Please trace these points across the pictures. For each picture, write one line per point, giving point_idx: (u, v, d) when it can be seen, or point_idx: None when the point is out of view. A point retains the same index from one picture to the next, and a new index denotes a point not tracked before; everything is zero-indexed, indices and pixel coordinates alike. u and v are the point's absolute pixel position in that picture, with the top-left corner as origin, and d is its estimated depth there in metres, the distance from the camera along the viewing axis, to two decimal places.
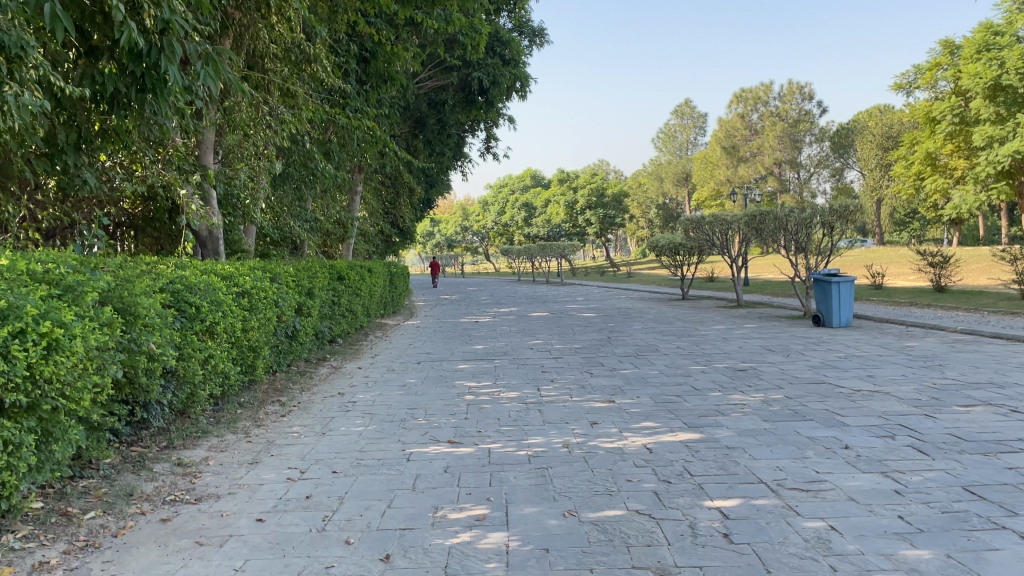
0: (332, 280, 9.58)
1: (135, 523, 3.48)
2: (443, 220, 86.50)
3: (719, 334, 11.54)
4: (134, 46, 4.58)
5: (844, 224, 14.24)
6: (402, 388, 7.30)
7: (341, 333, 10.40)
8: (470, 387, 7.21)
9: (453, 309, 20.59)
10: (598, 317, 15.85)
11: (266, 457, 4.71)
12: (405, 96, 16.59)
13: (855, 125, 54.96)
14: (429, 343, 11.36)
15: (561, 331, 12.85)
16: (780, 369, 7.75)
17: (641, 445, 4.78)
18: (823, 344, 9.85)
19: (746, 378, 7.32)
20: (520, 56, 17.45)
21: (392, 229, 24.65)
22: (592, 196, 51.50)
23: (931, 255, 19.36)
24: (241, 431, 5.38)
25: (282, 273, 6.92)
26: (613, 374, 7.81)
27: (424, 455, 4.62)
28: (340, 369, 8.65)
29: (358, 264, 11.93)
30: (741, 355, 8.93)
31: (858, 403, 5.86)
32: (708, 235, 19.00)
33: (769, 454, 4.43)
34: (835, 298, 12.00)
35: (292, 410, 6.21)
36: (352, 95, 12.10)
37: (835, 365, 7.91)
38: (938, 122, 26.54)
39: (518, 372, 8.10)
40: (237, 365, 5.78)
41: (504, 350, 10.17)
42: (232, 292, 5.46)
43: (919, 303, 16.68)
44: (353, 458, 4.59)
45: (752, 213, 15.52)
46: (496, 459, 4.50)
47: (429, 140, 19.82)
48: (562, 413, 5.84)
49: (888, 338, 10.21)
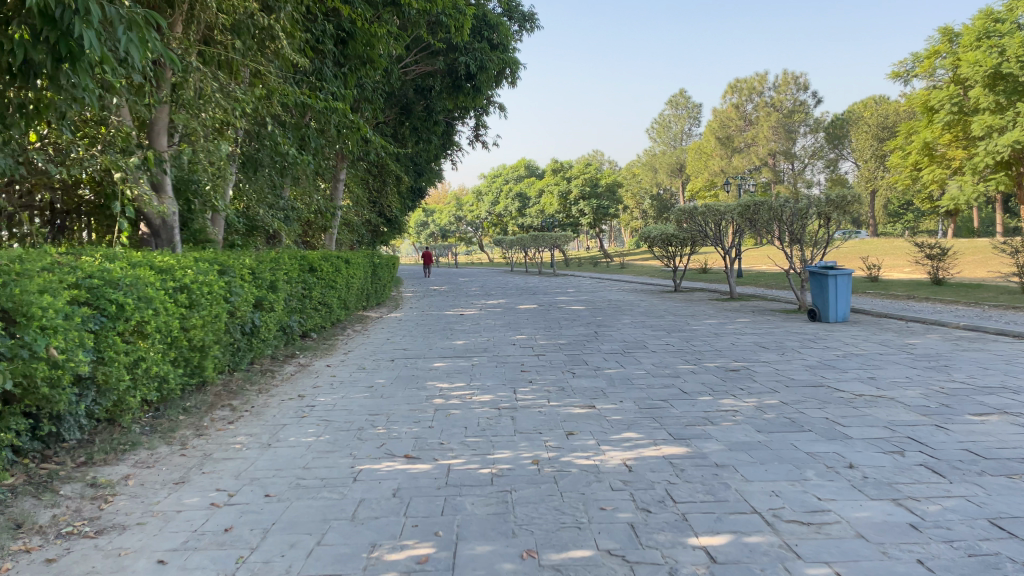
0: (301, 272, 9.02)
1: (13, 565, 2.93)
2: (436, 211, 86.04)
3: (710, 329, 11.02)
4: (43, 7, 3.97)
5: (841, 215, 13.75)
6: (369, 390, 6.73)
7: (313, 328, 9.82)
8: (442, 389, 6.66)
9: (439, 300, 20.08)
10: (586, 310, 15.35)
11: (196, 475, 4.17)
12: (389, 82, 16.00)
13: (850, 115, 54.51)
14: (408, 338, 10.82)
15: (547, 325, 12.32)
16: (776, 370, 7.24)
17: (621, 461, 4.25)
18: (820, 341, 9.33)
19: (738, 379, 6.80)
20: (509, 40, 16.90)
21: (379, 218, 24.07)
22: (585, 186, 50.97)
23: (929, 247, 18.91)
24: (177, 441, 4.83)
25: (236, 267, 6.34)
26: (596, 374, 7.29)
27: (374, 474, 4.08)
28: (308, 367, 8.09)
29: (335, 254, 11.33)
30: (733, 353, 8.42)
31: (860, 412, 5.34)
32: (701, 226, 18.49)
33: (763, 475, 3.90)
34: (833, 292, 11.48)
35: (242, 416, 5.66)
36: (327, 77, 11.51)
37: (833, 366, 7.39)
38: (936, 111, 26.04)
39: (495, 372, 7.57)
40: (178, 367, 5.23)
41: (485, 346, 9.64)
42: (168, 288, 4.89)
43: (917, 297, 16.20)
44: (293, 477, 4.05)
45: (746, 203, 15.03)
46: (455, 479, 3.96)
47: (415, 127, 19.21)
48: (536, 421, 5.31)
49: (888, 335, 9.72)
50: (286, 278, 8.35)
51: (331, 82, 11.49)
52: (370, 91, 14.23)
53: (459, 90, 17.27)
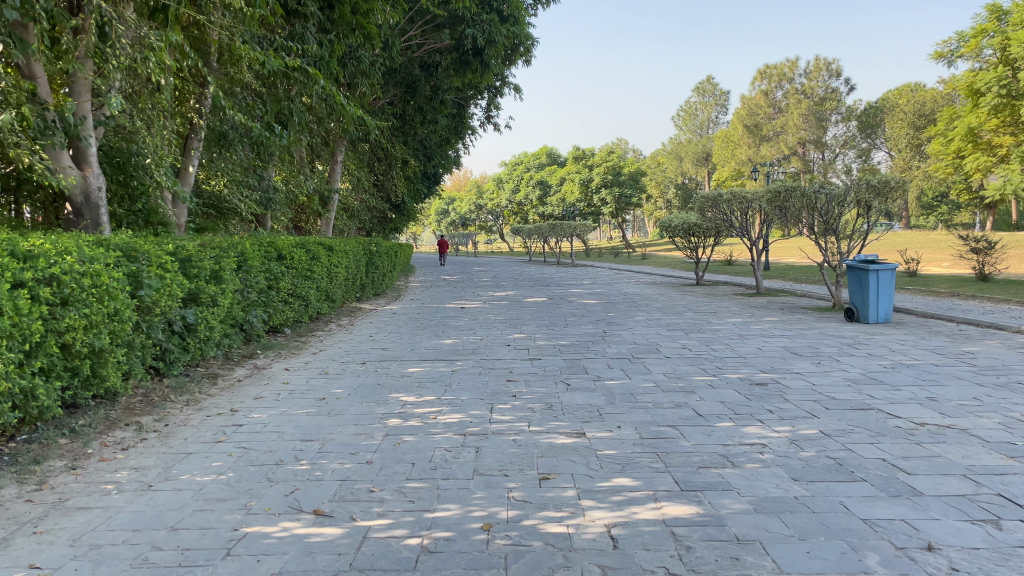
0: (264, 260, 7.92)
1: None
2: (457, 199, 85.16)
3: (733, 330, 9.75)
4: None
5: (882, 203, 12.30)
6: (317, 403, 5.59)
7: (283, 323, 8.74)
8: (405, 403, 5.51)
9: (446, 291, 19.01)
10: (599, 304, 14.14)
11: (21, 537, 3.05)
12: (389, 56, 14.86)
13: (883, 102, 52.46)
14: (393, 335, 9.70)
15: (552, 322, 11.13)
16: (812, 386, 6.00)
17: (606, 529, 3.07)
18: (861, 347, 8.05)
19: (766, 397, 5.58)
20: (521, 12, 15.62)
21: (386, 204, 22.99)
22: (608, 173, 49.60)
23: (975, 241, 17.42)
24: (33, 480, 3.73)
25: (154, 255, 5.23)
26: (594, 387, 6.08)
27: (258, 543, 2.95)
28: (263, 371, 6.99)
29: (314, 239, 10.19)
30: (761, 362, 7.19)
31: (927, 452, 4.12)
32: (726, 214, 17.18)
33: (804, 563, 2.70)
34: (872, 290, 10.17)
35: (145, 440, 4.56)
36: (310, 44, 10.33)
37: (881, 382, 6.14)
38: (982, 95, 22.42)
39: (476, 381, 6.41)
40: (54, 381, 4.14)
41: (476, 347, 8.50)
42: (25, 280, 3.79)
43: (962, 295, 14.79)
44: (147, 548, 2.92)
45: (775, 188, 13.61)
46: (366, 556, 2.81)
47: (421, 106, 17.97)
48: (506, 456, 4.13)
49: (940, 341, 8.42)
50: (239, 267, 7.26)
51: (313, 49, 10.30)
52: (370, 66, 13.08)
53: (467, 65, 15.83)
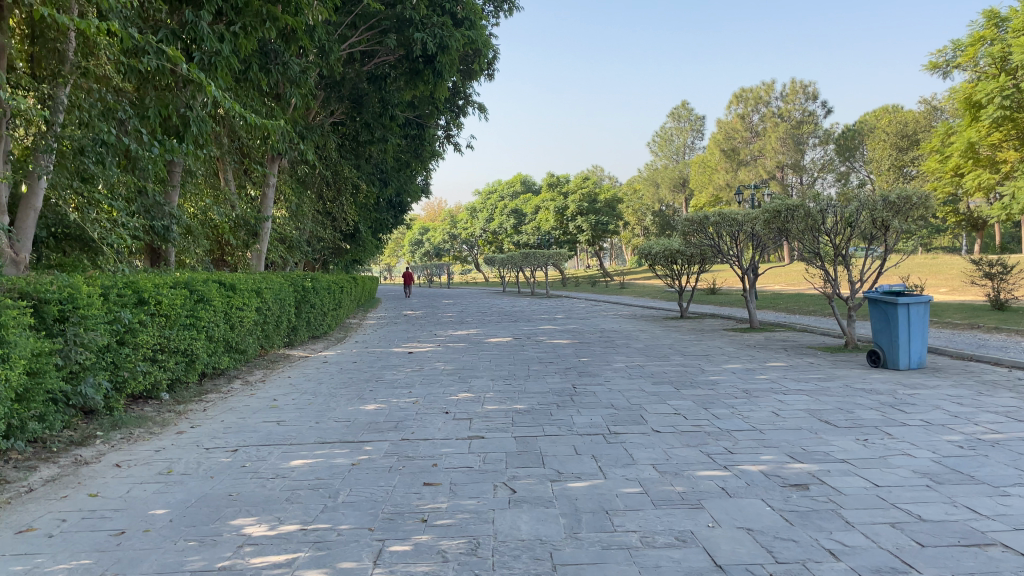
0: (109, 307, 5.84)
1: None
2: (432, 229, 83.29)
3: (736, 383, 7.74)
4: None
5: (901, 222, 10.39)
6: (106, 544, 3.50)
7: (146, 389, 6.65)
8: (243, 545, 3.41)
9: (401, 330, 16.92)
10: (571, 346, 12.12)
11: None
12: (326, 64, 12.87)
13: (862, 125, 51.28)
14: (304, 397, 7.61)
15: (512, 373, 9.10)
16: (879, 490, 3.99)
17: None
18: (911, 410, 6.08)
19: (817, 519, 3.55)
20: (478, 16, 13.69)
21: (337, 232, 20.96)
22: (584, 201, 47.77)
23: (989, 264, 15.69)
24: None
25: None
26: (551, 497, 4.02)
27: None
28: (81, 469, 4.90)
29: (208, 277, 8.13)
30: (790, 439, 5.18)
31: None
32: (712, 240, 15.32)
33: None
34: (903, 329, 8.28)
35: None
36: (203, 35, 8.26)
37: (975, 479, 4.14)
38: (982, 107, 20.70)
39: (378, 486, 4.32)
40: None
41: (403, 417, 6.42)
42: None
43: (982, 327, 12.91)
44: None
45: (771, 209, 11.31)
46: None
47: (368, 123, 15.91)
48: None
49: (1007, 397, 6.50)
50: (49, 320, 5.19)
51: (210, 42, 8.36)
52: (300, 74, 11.02)
53: (417, 76, 13.68)
